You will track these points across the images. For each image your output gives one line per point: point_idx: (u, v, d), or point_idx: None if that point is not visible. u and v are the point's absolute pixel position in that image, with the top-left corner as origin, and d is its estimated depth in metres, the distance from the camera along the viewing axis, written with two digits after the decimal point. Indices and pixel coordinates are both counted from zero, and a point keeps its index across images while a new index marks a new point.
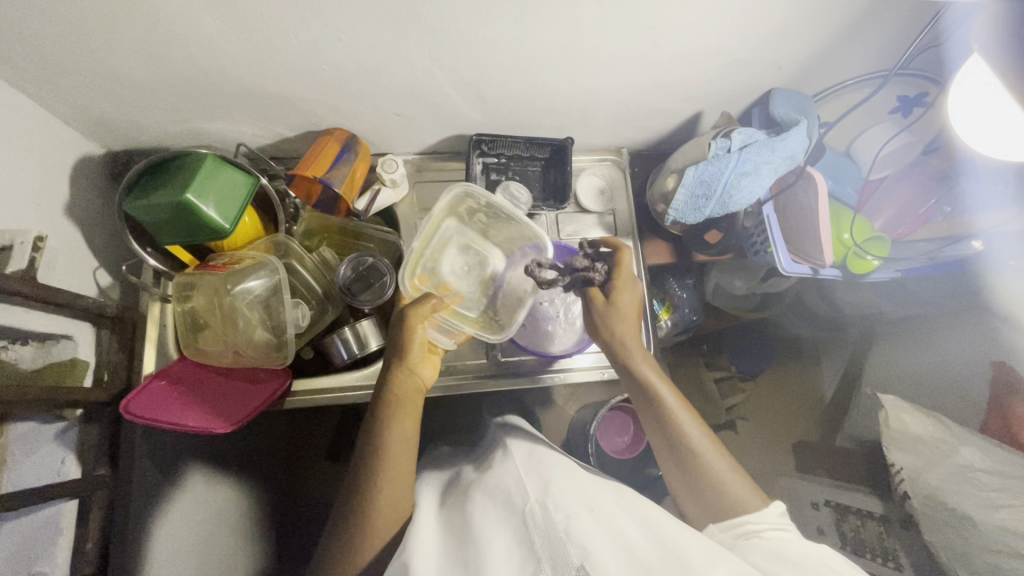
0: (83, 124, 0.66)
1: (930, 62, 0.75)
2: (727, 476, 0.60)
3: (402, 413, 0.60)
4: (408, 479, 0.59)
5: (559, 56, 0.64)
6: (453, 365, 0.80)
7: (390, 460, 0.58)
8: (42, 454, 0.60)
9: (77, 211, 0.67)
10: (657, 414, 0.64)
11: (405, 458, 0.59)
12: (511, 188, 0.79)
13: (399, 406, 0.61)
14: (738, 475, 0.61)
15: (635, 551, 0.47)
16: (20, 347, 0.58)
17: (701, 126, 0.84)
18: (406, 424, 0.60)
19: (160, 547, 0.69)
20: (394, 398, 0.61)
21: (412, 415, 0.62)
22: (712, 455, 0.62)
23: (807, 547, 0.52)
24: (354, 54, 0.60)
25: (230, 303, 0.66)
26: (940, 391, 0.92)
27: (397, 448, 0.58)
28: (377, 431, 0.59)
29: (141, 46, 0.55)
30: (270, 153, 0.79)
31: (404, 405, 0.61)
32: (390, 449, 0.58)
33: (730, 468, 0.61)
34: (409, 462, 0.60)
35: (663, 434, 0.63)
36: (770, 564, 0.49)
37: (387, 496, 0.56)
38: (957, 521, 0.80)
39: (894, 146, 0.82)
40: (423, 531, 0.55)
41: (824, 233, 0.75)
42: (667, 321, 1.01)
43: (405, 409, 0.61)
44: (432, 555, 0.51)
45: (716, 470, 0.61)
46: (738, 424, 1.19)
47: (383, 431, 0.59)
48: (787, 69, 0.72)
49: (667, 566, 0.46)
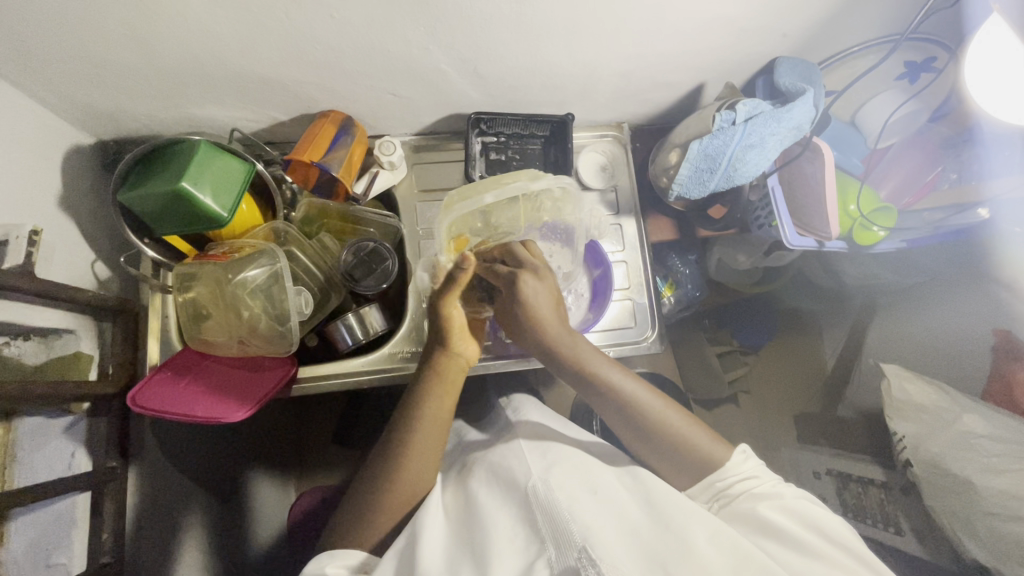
0: (70, 112, 0.64)
1: (939, 25, 0.74)
2: (686, 427, 0.60)
3: (442, 391, 0.61)
4: (436, 450, 0.60)
5: (560, 29, 0.62)
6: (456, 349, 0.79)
7: (422, 432, 0.59)
8: (51, 448, 0.59)
9: (70, 203, 0.65)
10: (622, 406, 0.61)
11: (438, 430, 0.60)
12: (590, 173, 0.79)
13: (440, 383, 0.62)
14: (691, 422, 0.61)
15: (637, 534, 0.49)
16: (21, 343, 0.57)
17: (704, 98, 0.82)
18: (444, 402, 0.61)
19: (152, 524, 0.70)
20: (437, 376, 0.62)
21: (452, 394, 0.62)
22: (667, 412, 0.61)
23: (776, 500, 0.54)
24: (349, 32, 0.58)
25: (233, 292, 0.66)
26: (948, 356, 0.91)
27: (432, 419, 0.59)
28: (410, 404, 0.60)
29: (129, 30, 0.53)
30: (264, 138, 0.78)
31: (445, 380, 0.62)
32: (424, 421, 0.59)
33: (684, 419, 0.61)
34: (439, 434, 0.60)
35: (626, 420, 0.61)
36: (754, 535, 0.52)
37: (412, 468, 0.58)
38: (958, 487, 0.79)
39: (902, 113, 0.82)
40: (432, 508, 0.56)
41: (831, 205, 0.74)
42: (670, 298, 1.03)
43: (445, 385, 0.62)
44: (438, 532, 0.53)
45: (674, 427, 0.60)
46: (739, 397, 1.21)
47: (423, 404, 0.60)
48: (793, 36, 0.70)
49: (670, 547, 0.47)
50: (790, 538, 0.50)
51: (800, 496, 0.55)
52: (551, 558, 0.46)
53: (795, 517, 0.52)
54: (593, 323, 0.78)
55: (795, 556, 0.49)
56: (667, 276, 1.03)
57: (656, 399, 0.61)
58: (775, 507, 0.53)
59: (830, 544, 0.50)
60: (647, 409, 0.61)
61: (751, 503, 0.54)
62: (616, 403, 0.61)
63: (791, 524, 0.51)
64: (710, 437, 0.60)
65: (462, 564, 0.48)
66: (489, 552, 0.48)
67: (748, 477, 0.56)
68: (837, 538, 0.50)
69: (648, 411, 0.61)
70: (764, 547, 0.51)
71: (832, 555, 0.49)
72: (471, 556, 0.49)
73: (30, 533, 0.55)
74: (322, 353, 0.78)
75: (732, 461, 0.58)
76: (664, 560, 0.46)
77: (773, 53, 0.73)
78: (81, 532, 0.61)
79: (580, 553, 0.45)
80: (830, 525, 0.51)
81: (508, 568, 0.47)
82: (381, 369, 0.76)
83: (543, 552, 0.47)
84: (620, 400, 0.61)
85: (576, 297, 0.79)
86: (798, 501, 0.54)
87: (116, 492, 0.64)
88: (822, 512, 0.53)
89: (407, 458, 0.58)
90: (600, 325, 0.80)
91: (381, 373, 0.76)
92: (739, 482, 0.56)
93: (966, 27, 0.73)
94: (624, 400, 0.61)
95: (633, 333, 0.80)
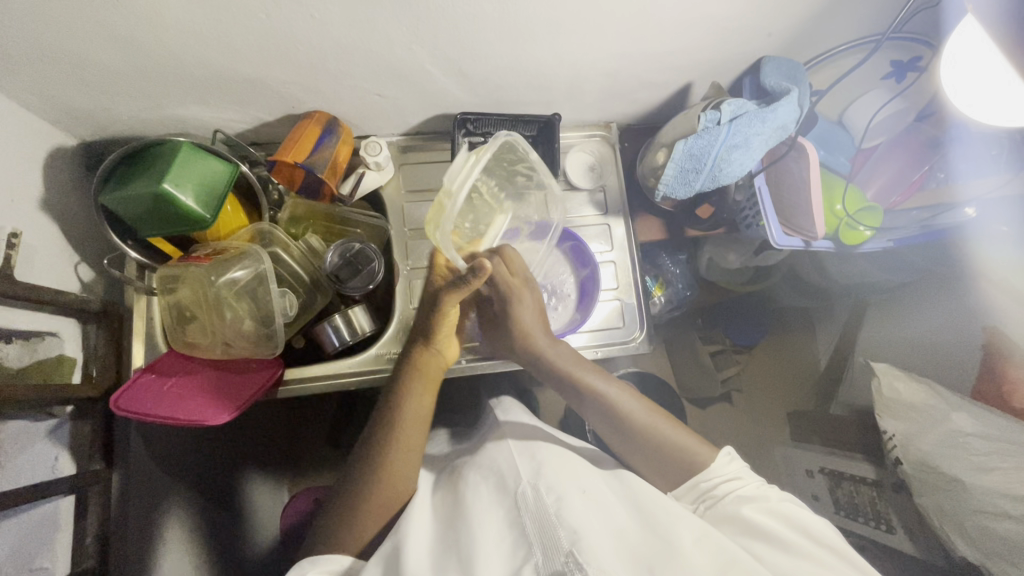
0: (53, 114, 0.64)
1: (924, 24, 0.74)
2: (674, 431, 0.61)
3: (423, 386, 0.62)
4: (419, 450, 0.60)
5: (544, 28, 0.61)
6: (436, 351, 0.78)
7: (404, 425, 0.59)
8: (35, 451, 0.59)
9: (53, 205, 0.65)
10: (611, 411, 0.63)
11: (419, 426, 0.60)
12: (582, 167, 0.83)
13: (422, 379, 0.62)
14: (675, 423, 0.62)
15: (624, 535, 0.49)
16: (5, 344, 0.56)
17: (691, 97, 0.82)
18: (423, 398, 0.62)
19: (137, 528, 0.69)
20: (418, 370, 0.63)
21: (431, 389, 0.63)
22: (648, 418, 0.62)
23: (760, 502, 0.54)
24: (329, 31, 0.58)
25: (216, 294, 0.65)
26: (941, 358, 0.90)
27: (413, 415, 0.60)
28: (392, 399, 0.61)
29: (105, 31, 0.52)
30: (249, 139, 0.77)
31: (426, 376, 0.63)
32: (405, 415, 0.60)
33: (669, 424, 0.62)
34: (421, 432, 0.60)
35: (612, 426, 0.63)
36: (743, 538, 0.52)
37: (395, 467, 0.57)
38: (947, 485, 0.79)
39: (885, 113, 0.82)
40: (417, 515, 0.55)
41: (817, 205, 0.74)
42: (660, 297, 1.03)
43: (427, 379, 0.63)
44: (424, 537, 0.53)
45: (655, 428, 0.61)
46: (733, 396, 1.23)
47: (406, 398, 0.61)
48: (778, 35, 0.70)
49: (657, 552, 0.47)
50: (776, 539, 0.50)
51: (786, 498, 0.55)
52: (538, 564, 0.46)
53: (782, 520, 0.52)
54: (581, 323, 0.78)
55: (783, 556, 0.49)
56: (658, 276, 1.03)
57: (644, 409, 0.63)
58: (760, 510, 0.53)
59: (818, 544, 0.50)
60: (633, 418, 0.62)
61: (733, 506, 0.54)
62: (604, 411, 0.63)
63: (782, 531, 0.51)
64: (696, 439, 0.61)
65: (448, 565, 0.48)
66: (475, 552, 0.48)
67: (733, 478, 0.56)
68: (823, 543, 0.50)
69: (631, 418, 0.62)
70: (753, 549, 0.50)
71: (821, 555, 0.49)
72: (457, 558, 0.48)
73: (11, 538, 0.55)
74: (309, 354, 0.78)
75: (716, 462, 0.58)
76: (651, 561, 0.46)
77: (759, 53, 0.73)
78: (64, 536, 0.61)
79: (567, 558, 0.44)
80: (819, 528, 0.51)
81: (495, 568, 0.46)
82: (368, 369, 0.76)
83: (529, 557, 0.47)
84: (609, 406, 0.63)
85: (562, 298, 0.80)
86: (785, 504, 0.53)
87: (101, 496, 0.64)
88: (809, 514, 0.53)
89: (387, 455, 0.58)
90: (589, 325, 0.80)
91: (368, 375, 0.76)
92: (723, 483, 0.56)
93: (945, 25, 0.73)
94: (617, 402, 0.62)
95: (621, 333, 0.80)
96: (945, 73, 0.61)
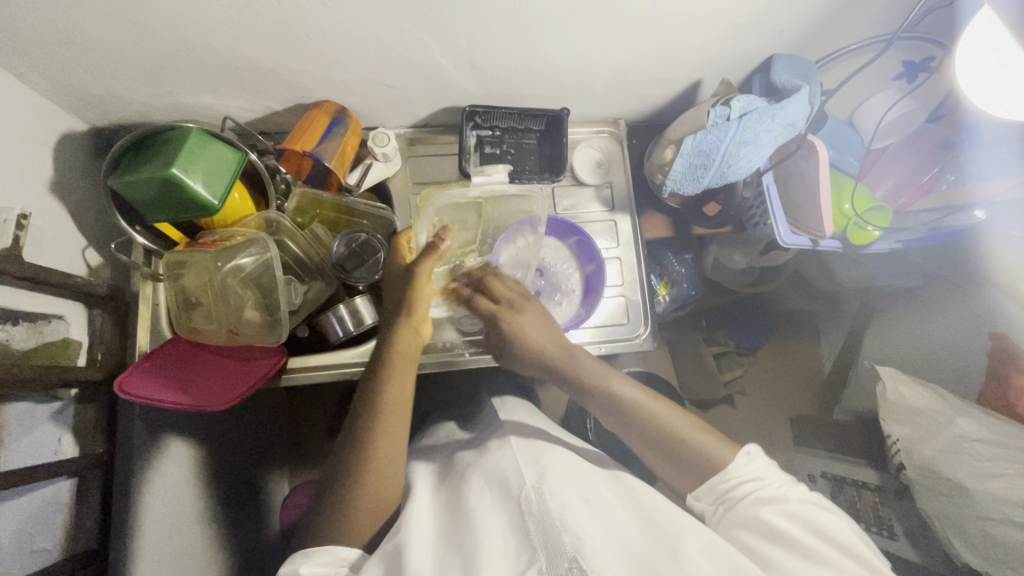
0: (65, 99, 0.64)
1: (936, 24, 0.73)
2: (686, 431, 0.59)
3: (404, 366, 0.61)
4: (403, 432, 0.59)
5: (555, 21, 0.61)
6: (431, 345, 0.78)
7: (388, 405, 0.58)
8: (40, 432, 0.59)
9: (63, 189, 0.65)
10: (620, 406, 0.61)
11: (403, 408, 0.59)
12: (589, 163, 0.83)
13: (402, 358, 0.61)
14: (696, 425, 0.60)
15: (629, 544, 0.49)
16: (12, 326, 0.56)
17: (700, 95, 0.82)
18: (405, 378, 0.60)
19: None
20: (398, 351, 0.61)
21: (412, 369, 0.61)
22: (660, 410, 0.61)
23: (781, 505, 0.52)
24: (341, 20, 0.58)
25: (222, 280, 0.66)
26: (951, 361, 0.89)
27: (396, 397, 0.59)
28: (376, 377, 0.60)
29: (119, 15, 0.53)
30: (258, 128, 0.78)
31: (405, 354, 0.61)
32: (389, 395, 0.59)
33: (692, 424, 0.60)
34: (405, 412, 0.60)
35: (622, 423, 0.62)
36: (757, 541, 0.50)
37: (382, 452, 0.56)
38: (952, 491, 0.78)
39: (897, 112, 0.82)
40: (418, 519, 0.55)
41: (825, 206, 0.74)
42: (666, 296, 1.03)
43: (407, 357, 0.61)
44: (425, 541, 0.52)
45: (674, 428, 0.59)
46: (736, 398, 1.23)
47: (388, 378, 0.59)
48: (790, 33, 0.69)
49: (665, 562, 0.47)
50: (794, 544, 0.48)
51: (808, 500, 0.52)
52: (542, 569, 0.46)
53: (803, 524, 0.50)
54: (584, 319, 0.77)
55: (799, 563, 0.47)
56: (663, 275, 1.03)
57: (670, 412, 0.61)
58: (779, 514, 0.51)
59: (838, 552, 0.48)
60: (647, 414, 0.60)
61: (752, 508, 0.52)
62: (614, 407, 0.62)
63: (806, 543, 0.48)
64: (713, 435, 0.59)
65: (450, 570, 0.48)
66: (478, 558, 0.47)
67: (752, 480, 0.54)
68: (842, 551, 0.48)
69: (655, 420, 0.60)
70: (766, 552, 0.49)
71: (841, 564, 0.46)
72: (459, 561, 0.48)
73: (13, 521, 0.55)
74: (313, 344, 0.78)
75: (735, 462, 0.56)
76: (654, 568, 0.46)
77: (769, 51, 0.73)
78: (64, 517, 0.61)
79: (570, 564, 0.44)
80: (838, 531, 0.49)
81: (497, 569, 0.46)
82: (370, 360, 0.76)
83: (534, 561, 0.47)
84: (618, 403, 0.62)
85: (567, 294, 0.80)
86: (804, 506, 0.51)
87: (102, 479, 0.65)
88: (832, 517, 0.51)
89: (376, 439, 0.57)
90: (593, 321, 0.79)
91: None
92: (742, 484, 0.55)
93: (959, 26, 0.72)
94: (622, 405, 0.61)
95: (626, 330, 0.80)
96: (961, 71, 0.60)
